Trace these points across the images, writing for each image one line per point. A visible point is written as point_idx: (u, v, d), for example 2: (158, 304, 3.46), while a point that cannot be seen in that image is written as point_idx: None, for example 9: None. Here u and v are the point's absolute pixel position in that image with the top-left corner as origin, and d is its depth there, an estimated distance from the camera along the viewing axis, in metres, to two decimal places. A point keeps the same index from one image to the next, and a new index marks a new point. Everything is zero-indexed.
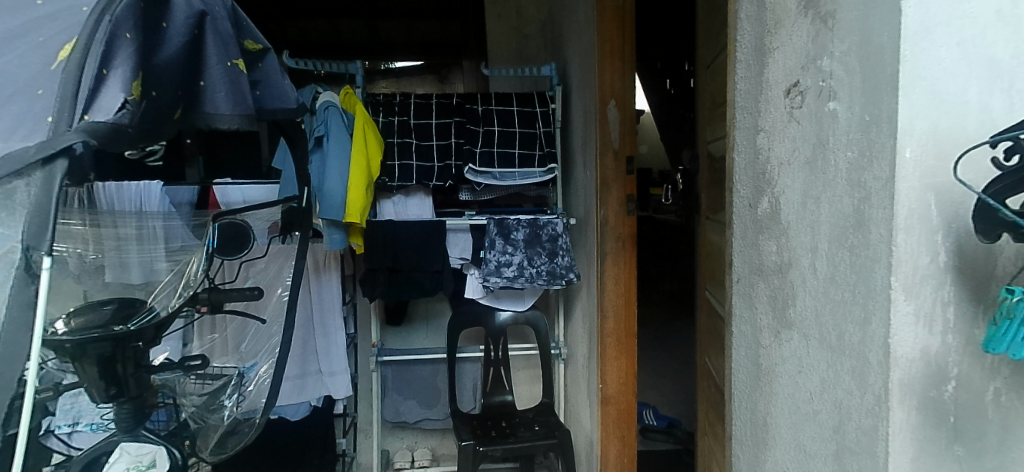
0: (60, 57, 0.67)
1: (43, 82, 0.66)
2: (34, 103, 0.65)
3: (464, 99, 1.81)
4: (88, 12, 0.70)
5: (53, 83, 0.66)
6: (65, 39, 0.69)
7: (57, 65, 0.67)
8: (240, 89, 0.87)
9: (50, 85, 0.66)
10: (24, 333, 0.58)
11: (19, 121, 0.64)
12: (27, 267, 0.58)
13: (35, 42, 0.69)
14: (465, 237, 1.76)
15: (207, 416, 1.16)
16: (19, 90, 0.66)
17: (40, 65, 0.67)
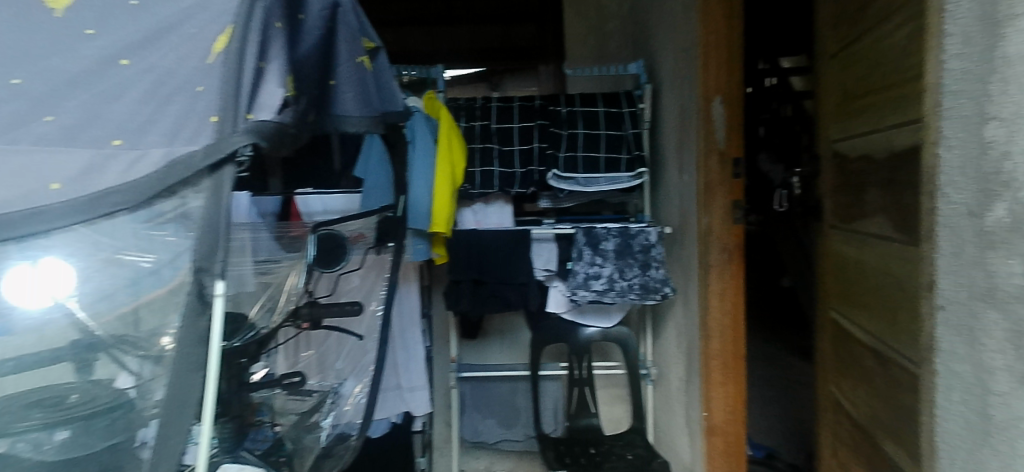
0: (216, 49, 0.63)
1: (203, 79, 0.63)
2: (197, 101, 0.62)
3: (548, 100, 1.78)
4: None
5: (214, 80, 0.62)
6: (218, 27, 0.64)
7: (213, 59, 0.63)
8: (366, 88, 0.89)
9: (210, 81, 0.62)
10: (190, 375, 0.59)
11: (181, 123, 0.61)
12: (201, 295, 0.60)
13: (189, 34, 0.64)
14: (550, 247, 1.67)
15: (303, 436, 1.06)
16: (179, 88, 0.62)
17: (195, 58, 0.63)
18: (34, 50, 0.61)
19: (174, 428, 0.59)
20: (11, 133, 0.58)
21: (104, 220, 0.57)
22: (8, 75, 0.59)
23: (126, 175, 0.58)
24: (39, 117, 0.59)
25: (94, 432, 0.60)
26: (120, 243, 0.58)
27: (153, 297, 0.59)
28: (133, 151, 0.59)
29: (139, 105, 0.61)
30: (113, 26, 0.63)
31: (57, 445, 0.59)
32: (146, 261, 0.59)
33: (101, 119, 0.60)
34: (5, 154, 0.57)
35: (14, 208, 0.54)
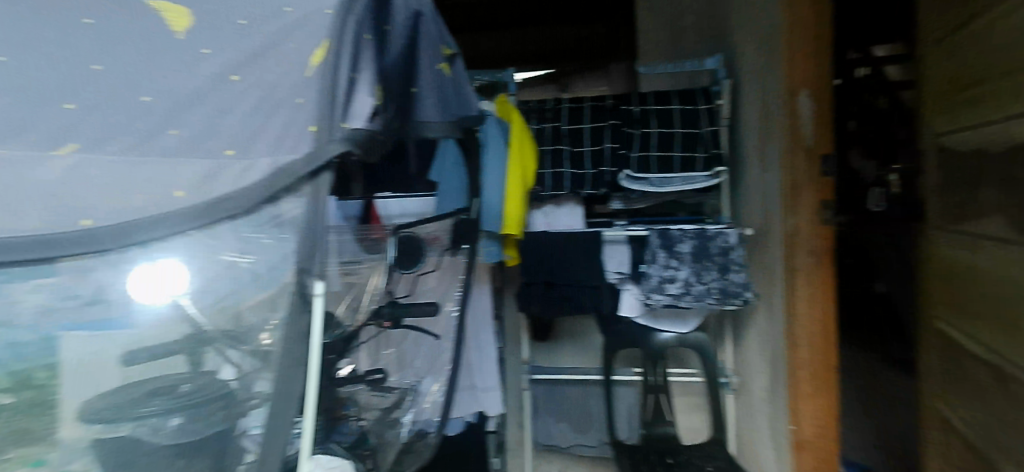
0: (314, 62, 0.68)
1: (303, 91, 0.67)
2: (298, 112, 0.66)
3: (620, 100, 1.75)
4: (332, 16, 0.69)
5: (312, 92, 0.67)
6: (314, 42, 0.68)
7: (311, 71, 0.67)
8: (445, 93, 0.92)
9: (309, 92, 0.67)
10: (295, 369, 0.64)
11: (284, 134, 0.65)
12: (304, 295, 0.65)
13: (290, 50, 0.68)
14: (623, 249, 1.66)
15: (386, 432, 1.11)
16: (280, 100, 0.66)
17: (294, 73, 0.67)
18: (160, 68, 0.64)
19: (280, 421, 0.64)
20: (140, 146, 0.62)
21: (218, 226, 0.62)
22: (138, 93, 0.63)
23: (239, 180, 0.63)
24: (164, 131, 0.63)
25: (206, 419, 0.65)
26: (224, 245, 0.63)
27: (257, 299, 0.64)
28: (244, 160, 0.64)
29: (247, 117, 0.65)
30: (223, 44, 0.66)
31: (173, 430, 0.63)
32: (241, 260, 0.64)
33: (217, 130, 0.64)
34: (136, 165, 0.61)
35: (144, 211, 0.59)
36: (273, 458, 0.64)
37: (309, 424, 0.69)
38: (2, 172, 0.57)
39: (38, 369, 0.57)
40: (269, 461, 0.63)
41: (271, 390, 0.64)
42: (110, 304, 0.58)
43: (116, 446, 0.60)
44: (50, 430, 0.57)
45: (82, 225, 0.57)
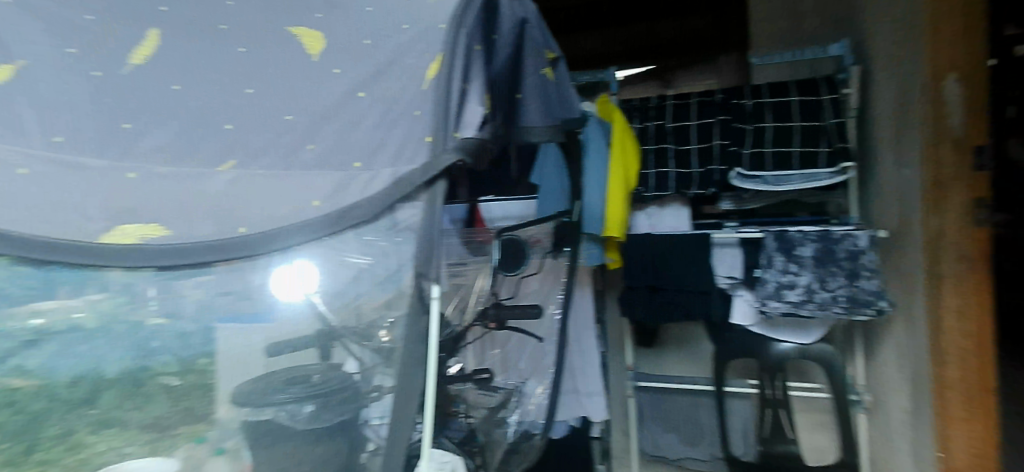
0: (429, 75, 0.73)
1: (420, 104, 0.72)
2: (416, 124, 0.71)
3: (730, 93, 1.65)
4: (445, 29, 0.75)
5: (427, 104, 0.72)
6: (431, 57, 0.73)
7: (427, 84, 0.73)
8: (548, 98, 0.94)
9: (426, 105, 0.72)
10: (415, 365, 0.70)
11: (404, 145, 0.71)
12: (421, 297, 0.70)
13: (410, 65, 0.74)
14: (733, 252, 1.59)
15: (494, 431, 1.14)
16: (402, 114, 0.72)
17: (412, 88, 0.73)
18: (302, 90, 0.71)
19: (404, 416, 0.69)
20: (284, 160, 0.68)
21: (347, 232, 0.67)
22: (283, 112, 0.70)
23: (364, 191, 0.68)
24: (303, 146, 0.69)
25: (334, 407, 0.70)
26: (347, 247, 0.68)
27: (379, 300, 0.70)
28: (370, 172, 0.70)
29: (371, 132, 0.71)
30: (352, 64, 0.73)
31: (306, 416, 0.69)
32: (363, 261, 0.69)
33: (347, 144, 0.70)
34: (279, 177, 0.67)
35: (289, 220, 0.65)
36: (398, 450, 0.68)
37: (428, 421, 0.74)
38: (178, 183, 0.64)
39: (201, 356, 0.64)
40: (394, 454, 0.68)
41: (394, 385, 0.69)
42: (254, 301, 0.65)
43: (261, 426, 0.67)
44: (210, 410, 0.65)
45: (240, 231, 0.63)
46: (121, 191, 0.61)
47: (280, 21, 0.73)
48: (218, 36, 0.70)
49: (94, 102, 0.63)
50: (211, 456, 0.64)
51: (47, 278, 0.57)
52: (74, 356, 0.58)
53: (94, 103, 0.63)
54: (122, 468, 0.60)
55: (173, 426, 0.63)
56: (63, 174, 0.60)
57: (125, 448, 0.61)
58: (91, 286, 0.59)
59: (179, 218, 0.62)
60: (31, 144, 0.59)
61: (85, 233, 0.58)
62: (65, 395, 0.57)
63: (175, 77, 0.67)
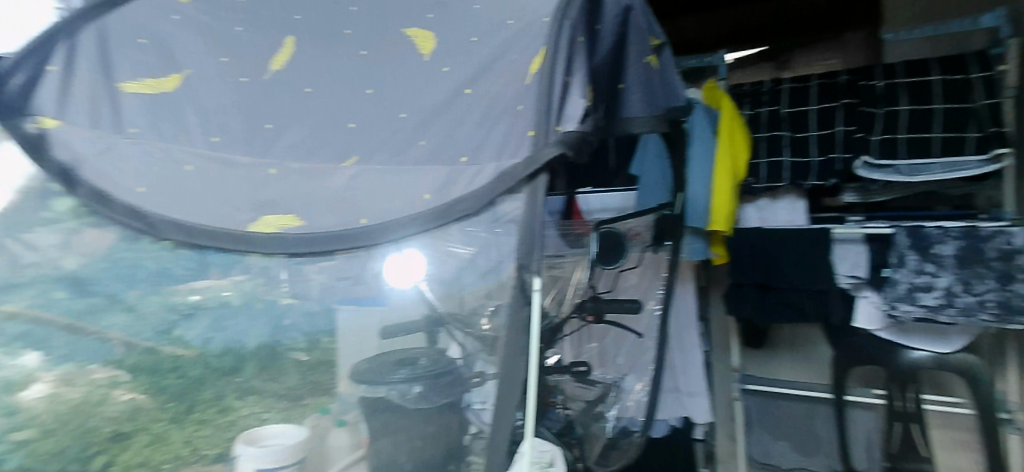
0: (532, 70, 0.73)
1: (522, 98, 0.73)
2: (518, 118, 0.72)
3: (858, 73, 1.50)
4: (548, 22, 0.75)
5: (530, 98, 0.72)
6: (534, 51, 0.74)
7: (530, 79, 0.73)
8: (653, 87, 0.92)
9: (529, 99, 0.72)
10: (517, 356, 0.70)
11: (507, 139, 0.72)
12: (523, 289, 0.70)
13: (513, 60, 0.75)
14: (857, 249, 1.45)
15: (591, 424, 1.14)
16: (504, 109, 0.73)
17: (516, 82, 0.74)
18: (415, 88, 0.75)
19: (507, 404, 0.70)
20: (398, 156, 0.73)
21: (452, 226, 0.70)
22: (398, 111, 0.74)
23: (470, 185, 0.71)
24: (414, 142, 0.73)
25: (441, 390, 0.72)
26: (449, 237, 0.71)
27: (483, 290, 0.72)
28: (474, 166, 0.72)
29: (476, 127, 0.73)
30: (461, 62, 0.76)
31: (414, 396, 0.71)
32: (465, 251, 0.71)
33: (452, 139, 0.73)
34: (393, 172, 0.72)
35: (402, 213, 0.69)
36: (502, 437, 0.70)
37: (530, 413, 0.73)
38: (305, 179, 0.70)
39: (323, 335, 0.70)
40: (499, 441, 0.70)
41: (497, 372, 0.70)
42: (367, 286, 0.70)
43: (375, 403, 0.70)
44: (332, 385, 0.71)
45: (360, 223, 0.69)
46: (262, 185, 0.69)
47: (395, 24, 0.78)
48: (343, 41, 0.76)
49: (241, 105, 0.71)
50: (333, 428, 0.70)
51: (202, 258, 0.67)
52: (225, 330, 0.68)
53: (241, 106, 0.71)
54: (260, 432, 0.68)
55: (302, 397, 0.70)
56: (217, 170, 0.69)
57: (264, 414, 0.69)
58: (236, 268, 0.68)
59: (310, 210, 0.69)
60: (193, 144, 0.69)
61: (234, 222, 0.67)
62: (217, 362, 0.68)
63: (307, 81, 0.74)
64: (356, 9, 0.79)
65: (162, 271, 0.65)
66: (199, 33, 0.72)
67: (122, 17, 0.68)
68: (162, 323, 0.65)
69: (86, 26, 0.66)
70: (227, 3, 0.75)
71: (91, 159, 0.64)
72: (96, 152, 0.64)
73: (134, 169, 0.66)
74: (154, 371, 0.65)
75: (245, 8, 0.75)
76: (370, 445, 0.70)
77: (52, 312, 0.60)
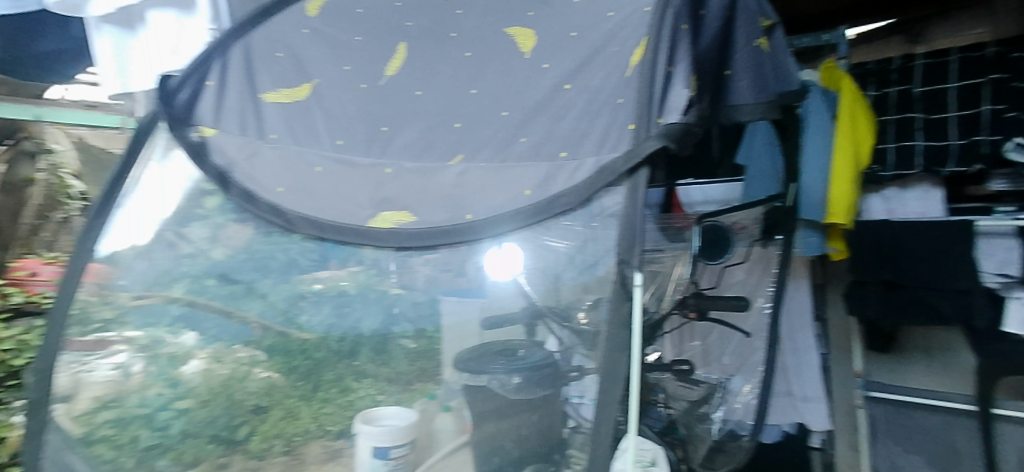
0: (633, 61, 0.70)
1: (623, 91, 0.69)
2: (618, 112, 0.68)
3: (1010, 44, 1.32)
4: (650, 11, 0.72)
5: (631, 90, 0.68)
6: (635, 42, 0.71)
7: (631, 71, 0.70)
8: (764, 72, 0.86)
9: (629, 92, 0.68)
10: (619, 355, 0.61)
11: (608, 133, 0.68)
12: (625, 284, 0.61)
13: (613, 52, 0.73)
14: (1010, 244, 1.33)
15: (695, 425, 1.08)
16: (604, 102, 0.70)
17: (616, 74, 0.71)
18: (515, 85, 0.76)
19: (608, 401, 0.60)
20: (501, 153, 0.74)
21: (551, 221, 0.68)
22: (500, 108, 0.76)
23: (571, 179, 0.68)
24: (516, 138, 0.74)
25: (539, 381, 0.71)
26: (547, 231, 0.69)
27: (582, 284, 0.68)
28: (574, 160, 0.70)
29: (576, 121, 0.71)
30: (560, 57, 0.76)
31: (515, 386, 0.71)
32: (561, 245, 0.69)
33: (552, 134, 0.73)
34: (497, 168, 0.72)
35: (505, 208, 0.68)
36: (602, 438, 0.61)
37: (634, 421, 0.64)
38: (418, 177, 0.74)
39: (429, 325, 0.77)
40: (598, 441, 0.61)
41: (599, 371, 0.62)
42: (469, 279, 0.74)
43: (477, 390, 0.72)
44: (438, 372, 0.76)
45: (466, 219, 0.69)
46: (381, 184, 0.75)
47: (498, 25, 0.81)
48: (450, 44, 0.81)
49: (361, 112, 0.81)
50: (440, 412, 0.73)
51: (325, 252, 0.76)
52: (344, 315, 0.80)
53: (360, 111, 0.81)
54: (376, 411, 0.75)
55: (411, 382, 0.76)
56: (340, 171, 0.77)
57: (377, 396, 0.76)
58: (352, 261, 0.76)
59: (423, 206, 0.72)
60: (323, 148, 0.80)
61: (358, 218, 0.73)
62: (336, 345, 0.79)
63: (417, 85, 0.81)
64: (461, 13, 0.83)
65: (290, 263, 0.79)
66: (326, 47, 0.86)
67: (266, 37, 0.88)
68: (279, 309, 0.80)
69: (232, 47, 0.88)
70: (351, 19, 0.87)
71: (241, 161, 0.80)
72: (244, 155, 0.80)
73: (275, 172, 0.78)
74: (285, 353, 0.78)
75: (367, 24, 0.86)
76: (472, 431, 0.71)
77: (205, 297, 0.79)
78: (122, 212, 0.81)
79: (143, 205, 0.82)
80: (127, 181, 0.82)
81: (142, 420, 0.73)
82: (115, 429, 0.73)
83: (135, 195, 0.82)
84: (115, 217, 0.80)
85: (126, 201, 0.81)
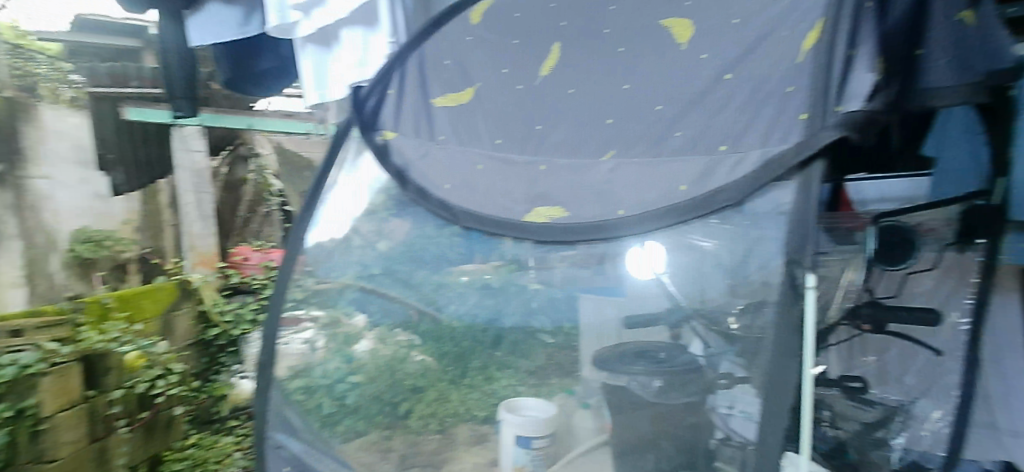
0: (806, 46, 0.64)
1: (793, 78, 0.64)
2: (787, 102, 0.64)
3: None
4: None
5: (803, 77, 0.63)
6: (809, 25, 0.65)
7: (802, 57, 0.64)
8: (968, 47, 0.73)
9: (800, 79, 0.63)
10: (789, 361, 0.57)
11: (774, 124, 0.64)
12: (794, 286, 0.57)
13: (783, 38, 0.67)
14: None
15: (870, 451, 0.95)
16: (769, 92, 0.66)
17: (785, 61, 0.66)
18: (673, 77, 0.74)
19: (776, 411, 0.57)
20: (656, 146, 0.73)
21: (698, 221, 0.66)
22: (655, 103, 0.74)
23: (731, 175, 0.66)
24: (670, 133, 0.72)
25: (682, 388, 0.69)
26: (691, 230, 0.67)
27: (730, 289, 0.66)
28: (734, 154, 0.67)
29: (738, 112, 0.68)
30: (721, 46, 0.72)
31: (655, 390, 0.69)
32: (709, 244, 0.67)
33: (711, 128, 0.69)
34: (651, 163, 0.72)
35: (660, 203, 0.68)
36: (770, 450, 0.57)
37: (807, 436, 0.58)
38: (570, 173, 0.76)
39: (566, 321, 0.78)
40: (765, 454, 0.57)
41: (765, 378, 0.59)
42: (607, 277, 0.74)
43: (616, 389, 0.71)
44: (578, 368, 0.76)
45: (618, 214, 0.70)
46: (535, 180, 0.78)
47: (654, 17, 0.78)
48: (603, 40, 0.81)
49: (517, 111, 0.84)
50: (579, 408, 0.74)
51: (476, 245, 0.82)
52: (487, 307, 0.83)
53: (517, 112, 0.84)
54: (518, 401, 0.78)
55: (550, 376, 0.78)
56: (498, 168, 0.82)
57: (518, 387, 0.79)
58: (494, 256, 0.81)
59: (575, 202, 0.74)
60: (483, 147, 0.85)
61: (514, 214, 0.77)
62: (480, 334, 0.82)
63: (571, 83, 0.81)
64: (615, 7, 0.81)
65: (440, 255, 0.85)
66: (489, 52, 0.89)
67: (437, 45, 0.93)
68: (428, 297, 0.86)
69: (408, 57, 0.94)
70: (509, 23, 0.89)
71: (415, 161, 0.88)
72: (418, 156, 0.88)
73: (443, 171, 0.86)
74: (437, 339, 0.84)
75: (523, 25, 0.87)
76: (612, 431, 0.70)
77: (378, 287, 0.89)
78: (323, 209, 0.93)
79: (338, 204, 0.93)
80: (326, 183, 0.93)
81: (324, 389, 0.85)
82: (307, 393, 0.86)
83: (332, 195, 0.93)
84: (319, 215, 0.92)
85: (326, 201, 0.93)
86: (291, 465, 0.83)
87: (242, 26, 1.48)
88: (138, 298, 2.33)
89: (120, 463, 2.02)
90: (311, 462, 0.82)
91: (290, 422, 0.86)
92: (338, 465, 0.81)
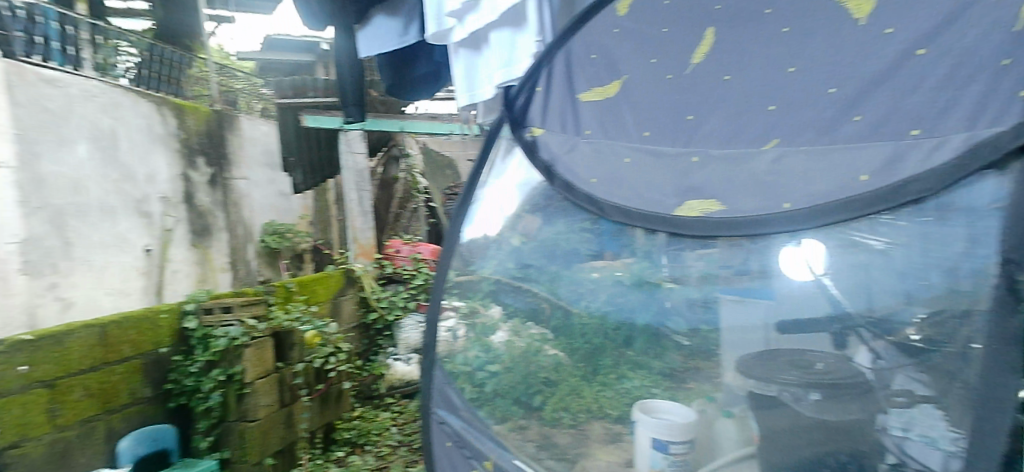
0: None
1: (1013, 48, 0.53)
2: (1002, 78, 0.53)
3: None
4: None
5: None
6: None
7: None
8: None
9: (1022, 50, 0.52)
10: (1004, 375, 0.48)
11: (985, 101, 0.54)
12: (1013, 289, 0.48)
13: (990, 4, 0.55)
14: None
15: None
16: (977, 67, 0.55)
17: (998, 29, 0.54)
18: (849, 56, 0.64)
19: (986, 432, 0.49)
20: (828, 134, 0.64)
21: (864, 218, 0.58)
22: (826, 86, 0.65)
23: (924, 163, 0.56)
24: (847, 117, 0.63)
25: (844, 405, 0.59)
26: (854, 225, 0.59)
27: (914, 294, 0.57)
28: (932, 138, 0.57)
29: (935, 92, 0.58)
30: (914, 15, 0.61)
31: (813, 404, 0.60)
32: (878, 242, 0.58)
33: (898, 110, 0.60)
34: (823, 151, 0.64)
35: (836, 196, 0.60)
36: None
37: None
38: (725, 165, 0.71)
39: (703, 323, 0.72)
40: None
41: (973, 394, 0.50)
42: (751, 277, 0.67)
43: (766, 399, 0.64)
44: (717, 374, 0.71)
45: (783, 208, 0.64)
46: (687, 172, 0.74)
47: None
48: (763, 21, 0.73)
49: (668, 101, 0.80)
50: (721, 417, 0.70)
51: (619, 241, 0.79)
52: (616, 305, 0.81)
53: (667, 103, 0.80)
54: (653, 403, 0.75)
55: (686, 380, 0.73)
56: (648, 162, 0.79)
57: (653, 389, 0.76)
58: (625, 251, 0.79)
59: (733, 194, 0.68)
60: (631, 140, 0.83)
61: (664, 207, 0.74)
62: (613, 333, 0.80)
63: (726, 69, 0.74)
64: None
65: (572, 251, 0.86)
66: (637, 42, 0.85)
67: (584, 42, 0.93)
68: (559, 294, 0.87)
69: (557, 55, 0.96)
70: (659, 10, 0.83)
71: (562, 155, 0.90)
72: (565, 149, 0.90)
73: (590, 164, 0.86)
74: (567, 335, 0.84)
75: (674, 11, 0.82)
76: (758, 443, 0.65)
77: (520, 281, 0.92)
78: (477, 208, 1.01)
79: (488, 203, 1.00)
80: (478, 183, 1.01)
81: (466, 375, 0.95)
82: (453, 378, 0.97)
83: (483, 195, 1.00)
84: (472, 213, 1.01)
85: (478, 200, 1.01)
86: (454, 440, 0.92)
87: (403, 36, 1.59)
88: (313, 283, 2.61)
89: (303, 426, 2.34)
90: (469, 440, 0.89)
91: (450, 399, 0.95)
92: (494, 444, 0.86)
